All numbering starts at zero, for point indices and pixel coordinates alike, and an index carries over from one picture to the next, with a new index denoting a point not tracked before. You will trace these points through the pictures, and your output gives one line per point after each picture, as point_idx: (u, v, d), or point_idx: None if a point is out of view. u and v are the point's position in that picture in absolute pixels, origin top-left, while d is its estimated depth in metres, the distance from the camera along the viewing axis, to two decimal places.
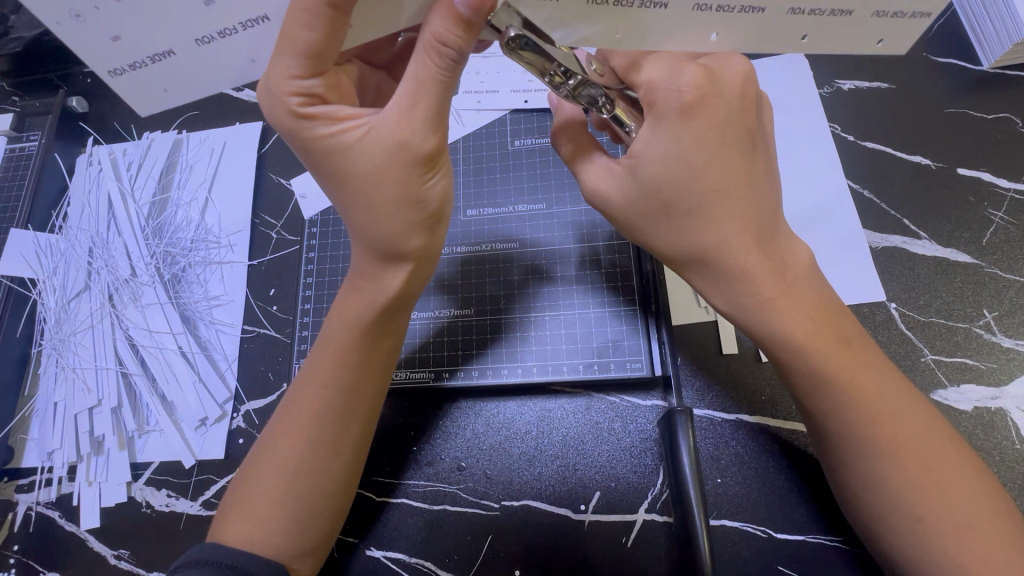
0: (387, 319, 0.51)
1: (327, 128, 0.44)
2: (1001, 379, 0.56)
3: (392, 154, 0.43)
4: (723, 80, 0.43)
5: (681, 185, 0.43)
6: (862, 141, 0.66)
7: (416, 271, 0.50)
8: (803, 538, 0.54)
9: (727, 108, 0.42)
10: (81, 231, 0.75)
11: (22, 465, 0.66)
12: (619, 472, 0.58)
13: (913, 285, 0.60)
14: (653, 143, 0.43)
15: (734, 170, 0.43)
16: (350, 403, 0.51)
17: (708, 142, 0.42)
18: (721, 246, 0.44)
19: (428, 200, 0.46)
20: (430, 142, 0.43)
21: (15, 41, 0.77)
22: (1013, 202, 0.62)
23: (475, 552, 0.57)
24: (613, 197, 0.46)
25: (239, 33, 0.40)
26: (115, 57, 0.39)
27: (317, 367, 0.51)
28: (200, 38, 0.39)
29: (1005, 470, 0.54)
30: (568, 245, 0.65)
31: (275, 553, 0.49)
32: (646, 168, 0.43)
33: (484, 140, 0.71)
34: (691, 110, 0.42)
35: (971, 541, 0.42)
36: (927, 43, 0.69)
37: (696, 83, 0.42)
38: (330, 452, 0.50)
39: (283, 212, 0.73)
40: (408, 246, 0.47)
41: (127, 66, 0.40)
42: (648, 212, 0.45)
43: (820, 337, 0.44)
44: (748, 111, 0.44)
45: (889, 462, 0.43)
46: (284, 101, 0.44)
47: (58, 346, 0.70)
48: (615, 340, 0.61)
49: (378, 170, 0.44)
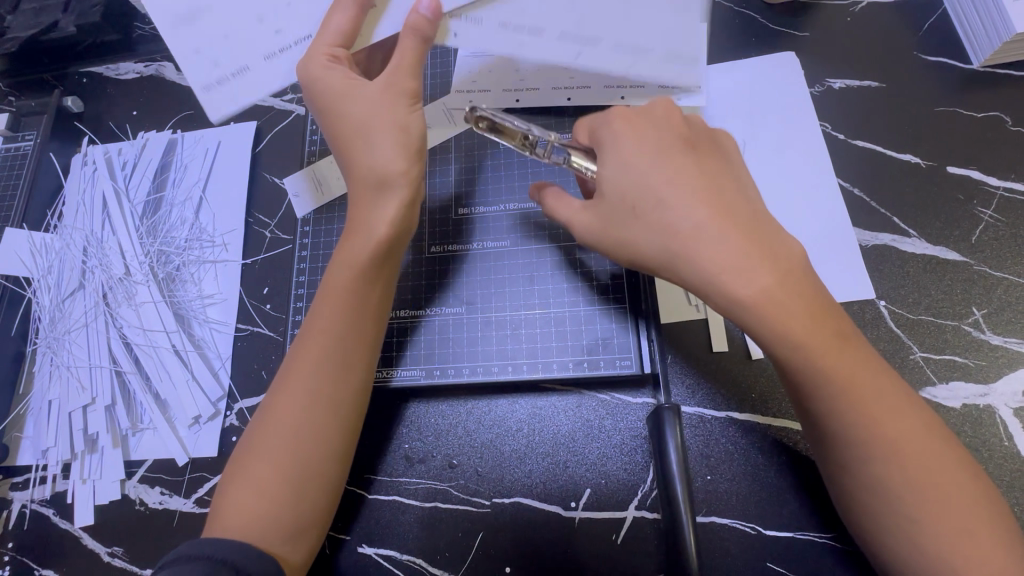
0: (384, 259, 0.53)
1: (341, 78, 0.51)
2: (989, 376, 0.57)
3: (386, 91, 0.52)
4: (645, 108, 0.53)
5: (637, 184, 0.48)
6: (852, 140, 0.66)
7: (407, 200, 0.52)
8: (792, 535, 0.54)
9: (655, 124, 0.51)
10: (76, 231, 0.75)
11: (16, 463, 0.66)
12: (608, 469, 0.58)
13: (903, 283, 0.60)
14: (604, 160, 0.51)
15: (679, 164, 0.49)
16: (349, 351, 0.52)
17: (646, 146, 0.49)
18: (698, 238, 0.45)
19: (413, 127, 0.53)
20: (414, 80, 0.53)
21: (11, 42, 0.78)
22: (1002, 200, 0.62)
23: (467, 550, 0.57)
24: (593, 222, 0.52)
25: (293, 49, 0.54)
26: (206, 74, 0.53)
27: (321, 315, 0.53)
28: (268, 53, 0.54)
29: (993, 467, 0.54)
30: (559, 243, 0.66)
31: (271, 530, 0.48)
32: (605, 186, 0.50)
33: (475, 139, 0.72)
34: (622, 129, 0.51)
35: (966, 545, 0.42)
36: (917, 43, 0.69)
37: (620, 113, 0.52)
38: (330, 406, 0.51)
39: (276, 212, 0.73)
40: (394, 168, 0.51)
41: (214, 82, 0.53)
42: (620, 219, 0.49)
43: (817, 334, 0.43)
44: (680, 125, 0.51)
45: (888, 463, 0.43)
46: (316, 60, 0.51)
47: (53, 345, 0.71)
48: (605, 338, 0.61)
49: (376, 108, 0.52)
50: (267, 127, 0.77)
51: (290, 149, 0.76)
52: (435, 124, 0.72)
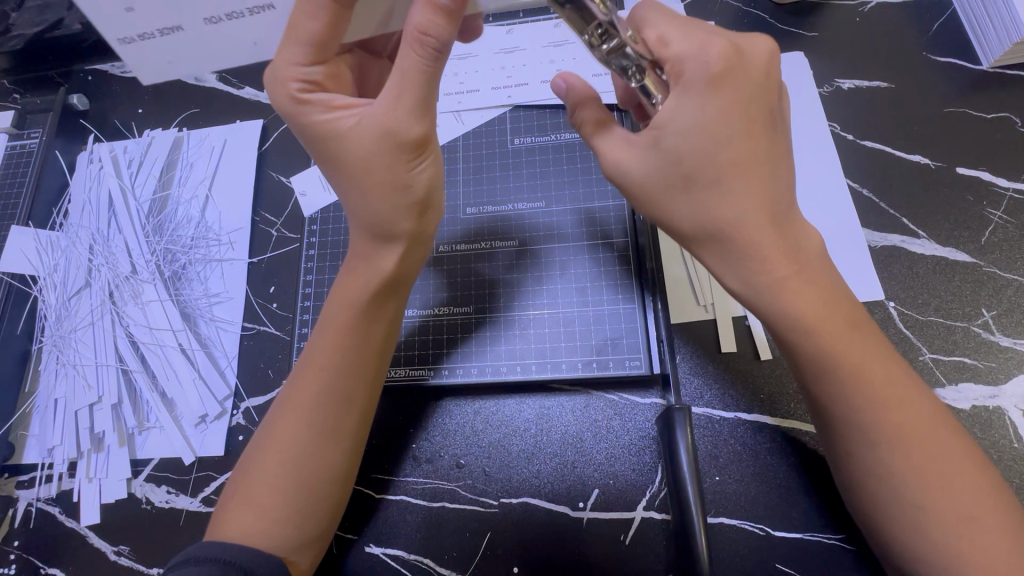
0: (383, 299, 0.53)
1: (321, 115, 0.48)
2: (999, 378, 0.56)
3: (382, 141, 0.46)
4: (747, 56, 0.45)
5: (703, 154, 0.44)
6: (860, 140, 0.66)
7: (408, 251, 0.52)
8: (802, 537, 0.54)
9: (751, 83, 0.44)
10: (81, 229, 0.75)
11: (22, 461, 0.66)
12: (616, 470, 0.58)
13: (912, 284, 0.60)
14: (680, 112, 0.44)
15: (751, 146, 0.44)
16: (346, 381, 0.52)
17: (731, 114, 0.43)
18: (736, 223, 0.44)
19: (416, 186, 0.49)
20: (417, 130, 0.46)
21: (17, 39, 0.78)
22: (1012, 201, 0.62)
23: (474, 549, 0.57)
24: (633, 168, 0.46)
25: (246, 18, 0.44)
26: (124, 26, 0.43)
27: (318, 348, 0.52)
28: (211, 18, 0.43)
29: (1003, 469, 0.54)
30: (569, 242, 0.65)
31: (273, 544, 0.49)
32: (669, 138, 0.44)
33: (483, 139, 0.72)
34: (717, 80, 0.43)
35: (972, 532, 0.41)
36: (926, 43, 0.69)
37: (722, 55, 0.43)
38: (329, 434, 0.51)
39: (283, 210, 0.73)
40: (399, 227, 0.50)
41: (136, 37, 0.44)
42: (667, 184, 0.45)
43: (829, 320, 0.44)
44: (770, 92, 0.45)
45: (890, 445, 0.43)
46: (286, 86, 0.48)
47: (59, 343, 0.70)
48: (613, 339, 0.61)
49: (368, 156, 0.47)
50: (273, 127, 0.77)
51: (295, 148, 0.75)
52: (443, 125, 0.73)
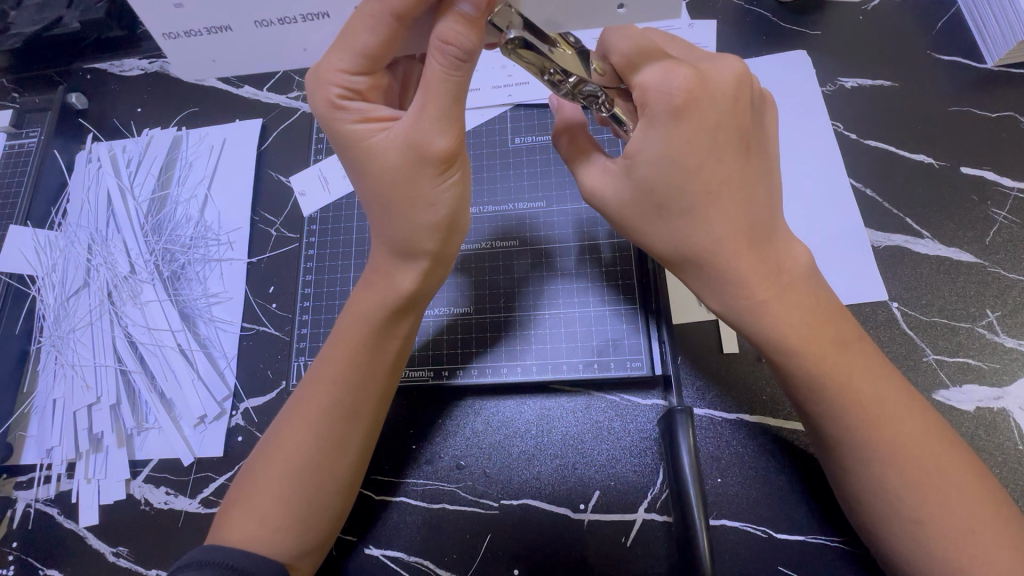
0: (397, 318, 0.52)
1: (355, 124, 0.47)
2: (1003, 379, 0.56)
3: (409, 155, 0.45)
4: (711, 81, 0.43)
5: (675, 184, 0.43)
6: (864, 139, 0.65)
7: (429, 270, 0.51)
8: (805, 539, 0.53)
9: (718, 112, 0.42)
10: (79, 229, 0.75)
11: (21, 462, 0.66)
12: (617, 471, 0.57)
13: (916, 284, 0.60)
14: (647, 143, 0.43)
15: (729, 171, 0.43)
16: (358, 396, 0.51)
17: (699, 141, 0.42)
18: (712, 249, 0.44)
19: (440, 204, 0.47)
20: (443, 144, 0.44)
21: (15, 37, 0.78)
22: (1017, 201, 0.61)
23: (474, 552, 0.56)
24: (609, 196, 0.47)
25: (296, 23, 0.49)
26: (173, 22, 0.48)
27: (332, 362, 0.52)
28: (259, 20, 0.48)
29: (1007, 470, 0.53)
30: (573, 243, 0.65)
31: (274, 555, 0.48)
32: (639, 167, 0.44)
33: (483, 138, 0.71)
34: (682, 112, 0.42)
35: (971, 545, 0.41)
36: (932, 42, 0.68)
37: (685, 85, 0.41)
38: (337, 446, 0.51)
39: (282, 210, 0.73)
40: (423, 246, 0.49)
41: (181, 33, 0.49)
42: (642, 210, 0.45)
43: (813, 340, 0.44)
44: (742, 115, 0.43)
45: (886, 466, 0.43)
46: (326, 89, 0.46)
47: (57, 343, 0.70)
48: (615, 339, 0.61)
49: (396, 169, 0.46)
50: (273, 126, 0.76)
51: (294, 147, 0.75)
52: None
